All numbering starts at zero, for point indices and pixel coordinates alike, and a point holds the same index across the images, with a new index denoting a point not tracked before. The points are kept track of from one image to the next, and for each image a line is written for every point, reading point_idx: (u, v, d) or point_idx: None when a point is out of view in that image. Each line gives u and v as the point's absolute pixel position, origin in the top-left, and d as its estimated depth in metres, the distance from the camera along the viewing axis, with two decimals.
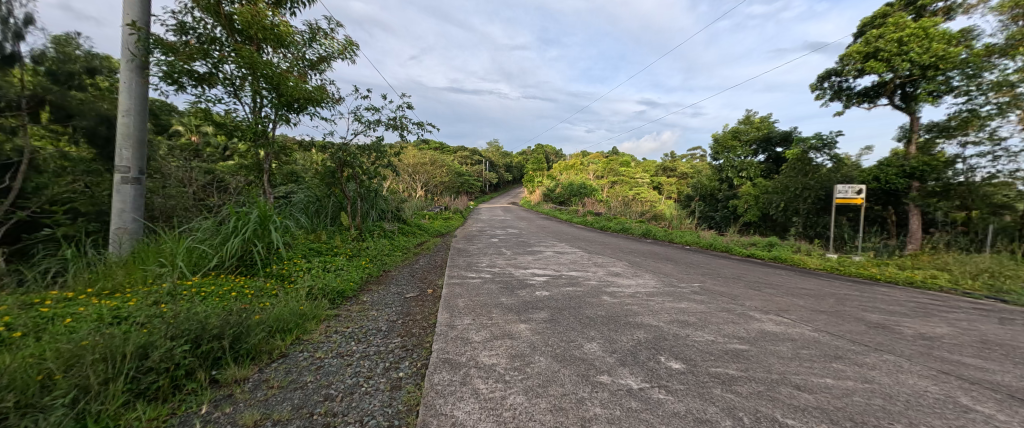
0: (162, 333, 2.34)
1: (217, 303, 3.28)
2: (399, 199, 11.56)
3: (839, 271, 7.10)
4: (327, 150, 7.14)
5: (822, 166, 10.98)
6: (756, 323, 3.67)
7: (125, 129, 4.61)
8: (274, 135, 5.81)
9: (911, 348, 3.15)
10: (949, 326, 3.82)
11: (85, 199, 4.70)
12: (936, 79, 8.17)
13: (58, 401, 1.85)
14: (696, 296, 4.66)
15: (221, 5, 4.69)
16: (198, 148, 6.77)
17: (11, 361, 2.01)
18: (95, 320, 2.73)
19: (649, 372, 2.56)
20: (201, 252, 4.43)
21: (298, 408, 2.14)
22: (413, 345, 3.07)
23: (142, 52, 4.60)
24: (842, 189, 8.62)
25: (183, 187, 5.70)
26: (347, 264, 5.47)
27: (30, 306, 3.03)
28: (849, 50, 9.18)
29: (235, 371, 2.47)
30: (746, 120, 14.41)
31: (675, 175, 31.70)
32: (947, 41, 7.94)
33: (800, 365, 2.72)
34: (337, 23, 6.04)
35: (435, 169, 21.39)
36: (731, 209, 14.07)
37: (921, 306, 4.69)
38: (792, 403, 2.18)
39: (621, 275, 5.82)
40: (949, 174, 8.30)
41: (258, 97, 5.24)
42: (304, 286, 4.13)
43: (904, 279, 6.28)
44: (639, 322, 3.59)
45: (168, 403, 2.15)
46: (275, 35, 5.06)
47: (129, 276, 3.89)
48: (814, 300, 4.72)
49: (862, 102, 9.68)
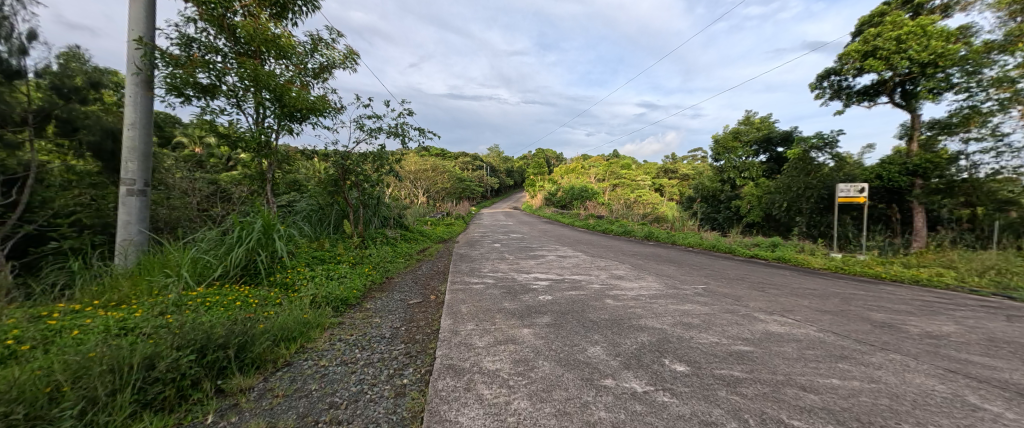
0: (168, 343, 2.36)
1: (222, 312, 3.31)
2: (401, 206, 11.63)
3: (844, 271, 7.06)
4: (329, 159, 7.20)
5: (824, 165, 10.95)
6: (761, 324, 3.65)
7: (130, 142, 4.67)
8: (277, 145, 5.87)
9: (918, 347, 3.13)
10: (956, 325, 3.79)
11: (90, 212, 4.74)
12: (935, 76, 8.17)
13: (66, 413, 1.88)
14: (699, 298, 4.64)
15: (225, 17, 4.78)
16: (201, 160, 6.85)
17: (20, 374, 2.04)
18: (102, 331, 2.76)
19: (653, 375, 2.56)
20: (205, 262, 4.43)
21: (302, 416, 2.16)
22: (416, 352, 3.08)
23: (147, 66, 4.68)
24: (844, 188, 8.55)
25: (187, 197, 5.73)
26: (350, 272, 5.49)
27: (38, 319, 3.07)
28: (848, 49, 9.21)
29: (241, 381, 2.49)
30: (746, 121, 14.46)
31: (676, 177, 31.81)
32: (945, 38, 7.94)
33: (806, 366, 2.71)
34: (338, 33, 6.13)
35: (437, 176, 21.46)
36: (733, 209, 14.08)
37: (927, 304, 4.66)
38: (799, 405, 2.17)
39: (624, 278, 5.79)
40: (952, 171, 8.24)
41: (261, 108, 5.31)
42: (307, 294, 4.15)
43: (909, 277, 6.26)
44: (643, 325, 3.58)
45: (174, 413, 2.18)
46: (278, 46, 5.12)
47: (135, 288, 3.92)
48: (820, 300, 4.68)
49: (862, 100, 9.68)
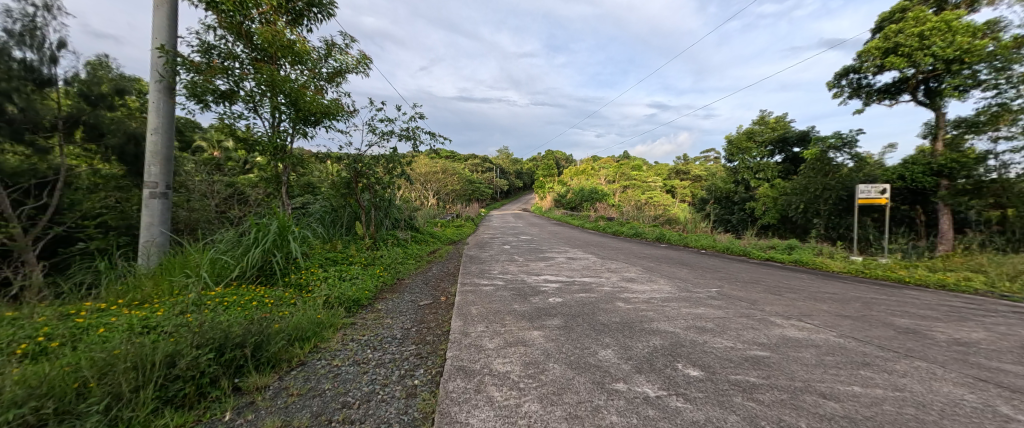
0: (188, 341, 2.42)
1: (240, 312, 3.40)
2: (412, 207, 11.74)
3: (865, 275, 6.86)
4: (342, 162, 7.32)
5: (843, 165, 10.68)
6: (777, 329, 3.57)
7: (153, 147, 4.83)
8: (292, 149, 6.00)
9: (946, 354, 3.02)
10: (987, 331, 3.64)
11: (116, 214, 4.91)
12: (961, 73, 7.91)
13: (93, 408, 1.95)
14: (713, 301, 4.57)
15: (243, 24, 4.91)
16: (219, 163, 7.03)
17: (50, 370, 2.12)
18: (126, 329, 2.86)
19: (666, 379, 2.53)
20: (224, 262, 4.55)
21: (317, 415, 2.20)
22: (427, 352, 3.11)
23: (169, 74, 4.85)
24: (864, 189, 8.31)
25: (206, 200, 5.89)
26: (361, 273, 5.56)
27: (67, 317, 3.19)
28: (868, 46, 8.96)
29: (257, 379, 2.55)
30: (761, 121, 14.19)
31: (688, 179, 31.38)
32: (972, 33, 7.67)
33: (826, 372, 2.64)
34: (351, 39, 6.23)
35: (447, 177, 21.61)
36: (748, 211, 13.82)
37: (954, 310, 4.50)
38: (818, 412, 2.12)
39: (635, 281, 5.74)
40: (980, 171, 7.92)
41: (277, 113, 5.43)
42: (321, 295, 4.23)
43: (935, 282, 6.04)
44: (655, 328, 3.54)
45: (193, 410, 2.24)
46: (293, 52, 5.23)
47: (157, 287, 4.05)
48: (840, 305, 4.56)
49: (883, 98, 9.42)
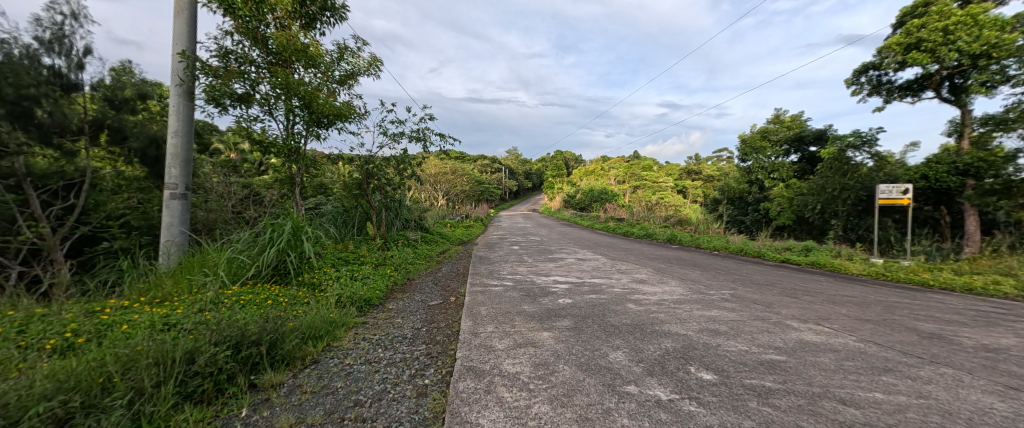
0: (206, 339, 2.48)
1: (255, 310, 3.47)
2: (422, 208, 11.84)
3: (885, 277, 6.66)
4: (354, 163, 7.43)
5: (862, 165, 10.40)
6: (794, 332, 3.49)
7: (173, 149, 4.98)
8: (305, 150, 6.11)
9: (973, 360, 2.91)
10: (1017, 337, 3.50)
11: (138, 214, 5.07)
12: (989, 68, 7.63)
13: (116, 402, 2.01)
14: (727, 304, 4.49)
15: (259, 29, 5.03)
16: (236, 165, 7.20)
17: (77, 365, 2.20)
18: (148, 326, 2.95)
19: (678, 382, 2.50)
20: (240, 262, 4.66)
21: (329, 413, 2.23)
22: (437, 352, 3.13)
23: (189, 78, 4.99)
24: (885, 189, 8.06)
25: (223, 201, 6.04)
26: (372, 272, 5.63)
27: (92, 314, 3.31)
28: (889, 42, 8.71)
29: (272, 377, 2.60)
30: (776, 120, 13.90)
31: (701, 179, 30.96)
32: (1000, 27, 7.39)
33: (845, 378, 2.57)
34: (363, 42, 6.32)
35: (456, 178, 21.73)
36: (763, 212, 13.55)
37: (982, 314, 4.33)
38: (837, 419, 2.07)
39: (646, 282, 5.67)
40: (1008, 170, 7.60)
41: (291, 115, 5.54)
42: (333, 294, 4.30)
43: (960, 285, 5.83)
44: (667, 331, 3.50)
45: (211, 406, 2.29)
46: (307, 56, 5.33)
47: (177, 286, 4.17)
48: (859, 308, 4.43)
49: (904, 96, 9.14)
